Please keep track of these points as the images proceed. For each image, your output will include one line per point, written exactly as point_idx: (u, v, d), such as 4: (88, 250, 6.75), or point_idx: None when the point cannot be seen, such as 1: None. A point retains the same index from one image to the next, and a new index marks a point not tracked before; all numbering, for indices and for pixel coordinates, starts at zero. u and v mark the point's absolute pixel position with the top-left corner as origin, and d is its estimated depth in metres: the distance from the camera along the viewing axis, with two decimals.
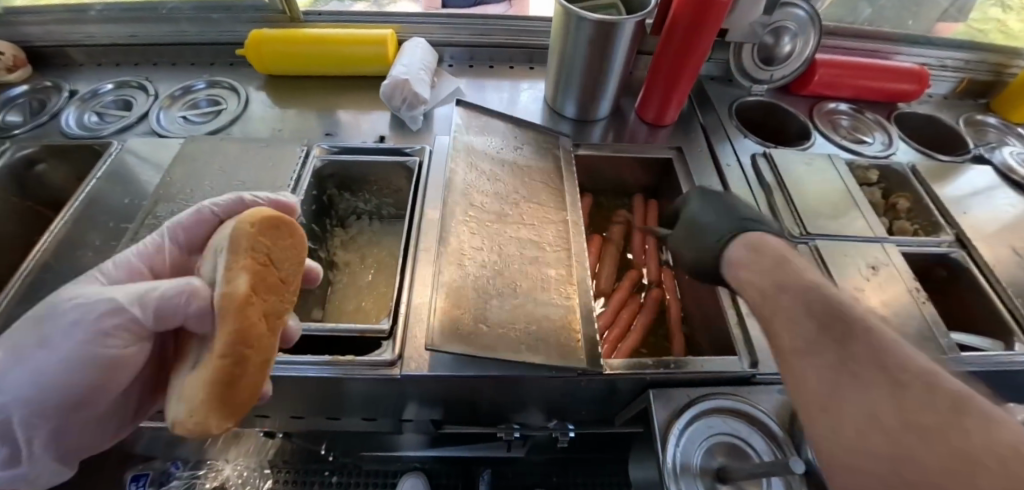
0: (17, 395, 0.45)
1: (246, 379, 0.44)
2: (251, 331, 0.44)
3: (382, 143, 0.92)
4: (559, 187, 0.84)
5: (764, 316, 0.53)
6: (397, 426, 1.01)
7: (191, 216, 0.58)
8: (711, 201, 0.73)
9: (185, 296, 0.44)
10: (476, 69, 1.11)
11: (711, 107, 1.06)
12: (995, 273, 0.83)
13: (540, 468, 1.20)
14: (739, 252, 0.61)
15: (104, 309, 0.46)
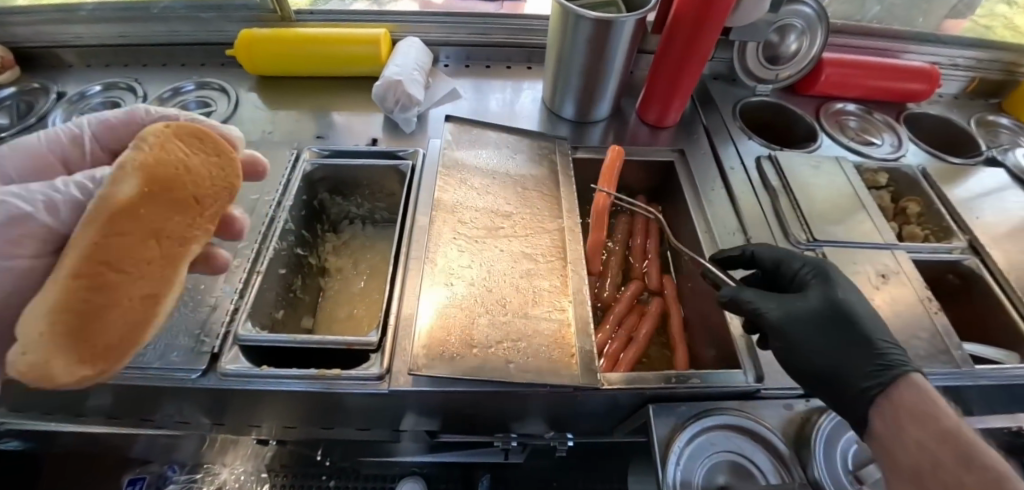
0: None
1: (115, 318, 0.42)
2: (119, 252, 0.43)
3: (374, 146, 0.90)
4: (556, 192, 0.81)
5: (921, 479, 0.46)
6: (394, 435, 0.99)
7: (116, 117, 0.61)
8: (830, 292, 0.62)
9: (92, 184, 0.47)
10: (472, 69, 1.08)
11: (713, 107, 1.03)
12: (1009, 281, 0.80)
13: (540, 473, 1.19)
14: (904, 391, 0.53)
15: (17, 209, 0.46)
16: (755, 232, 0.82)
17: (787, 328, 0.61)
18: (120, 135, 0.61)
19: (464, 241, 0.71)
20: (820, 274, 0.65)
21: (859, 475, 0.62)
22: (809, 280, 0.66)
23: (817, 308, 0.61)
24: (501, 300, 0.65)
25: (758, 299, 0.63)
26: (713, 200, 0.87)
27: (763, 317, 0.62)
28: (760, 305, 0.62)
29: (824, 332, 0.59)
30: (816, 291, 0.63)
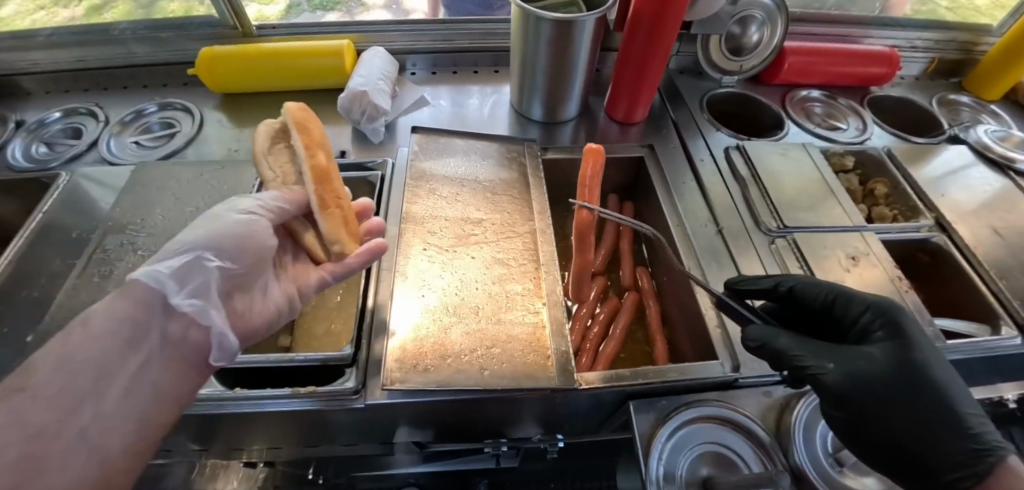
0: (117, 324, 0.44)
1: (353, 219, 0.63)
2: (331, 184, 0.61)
3: (343, 158, 0.89)
4: (526, 194, 0.81)
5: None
6: (384, 448, 0.97)
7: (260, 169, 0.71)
8: (905, 350, 0.55)
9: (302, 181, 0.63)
10: (439, 76, 1.08)
11: (681, 101, 1.04)
12: (976, 256, 0.82)
13: (538, 475, 1.19)
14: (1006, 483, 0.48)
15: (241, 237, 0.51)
16: (726, 222, 0.83)
17: (860, 399, 0.53)
18: None
19: (433, 251, 0.71)
20: (891, 324, 0.58)
21: (839, 457, 0.63)
22: (877, 332, 0.59)
23: (888, 371, 0.54)
24: (474, 307, 0.65)
25: (809, 357, 0.56)
26: (684, 193, 0.88)
27: (827, 382, 0.54)
28: (821, 367, 0.55)
29: (902, 402, 0.53)
30: (887, 349, 0.56)
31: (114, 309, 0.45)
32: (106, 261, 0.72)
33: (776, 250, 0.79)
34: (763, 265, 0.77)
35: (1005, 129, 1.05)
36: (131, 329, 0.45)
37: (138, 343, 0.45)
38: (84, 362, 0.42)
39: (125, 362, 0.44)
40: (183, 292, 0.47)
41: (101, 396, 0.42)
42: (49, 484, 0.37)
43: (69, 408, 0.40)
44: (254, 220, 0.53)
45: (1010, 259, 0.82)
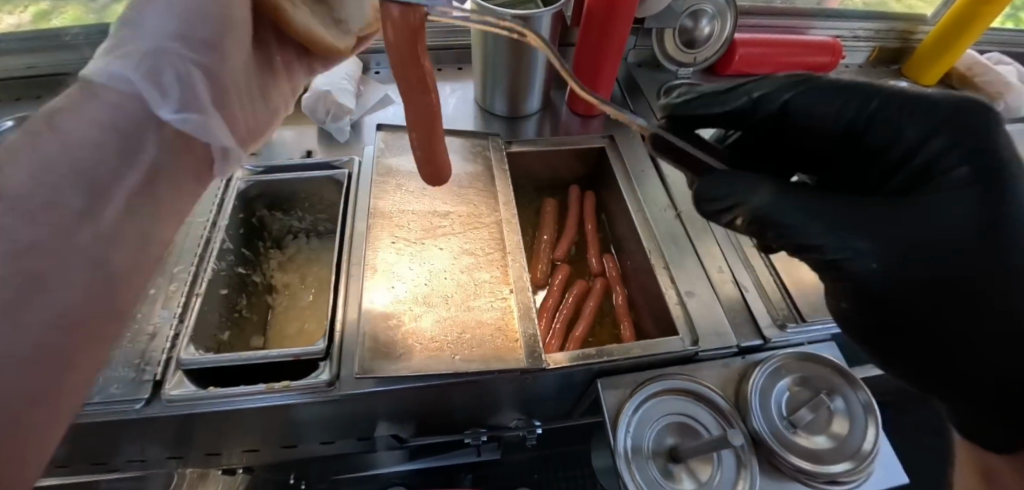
0: (106, 125, 0.38)
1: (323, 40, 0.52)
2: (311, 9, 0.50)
3: (310, 158, 0.89)
4: (492, 186, 0.83)
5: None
6: (363, 446, 0.98)
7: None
8: (988, 201, 0.44)
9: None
10: None
11: (640, 93, 1.08)
12: None
13: (523, 466, 1.23)
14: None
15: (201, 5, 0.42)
16: (685, 208, 0.88)
17: (907, 275, 0.46)
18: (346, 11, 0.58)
19: (402, 243, 0.72)
20: (984, 169, 0.45)
21: (793, 419, 0.66)
22: (949, 171, 0.47)
23: (959, 230, 0.45)
24: (443, 296, 0.67)
25: (841, 236, 0.47)
26: (644, 181, 0.92)
27: (856, 270, 0.48)
28: (847, 250, 0.47)
29: (965, 279, 0.45)
30: (969, 195, 0.45)
31: (83, 115, 0.37)
32: None
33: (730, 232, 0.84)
34: (720, 247, 0.83)
35: None
36: (122, 137, 0.38)
37: (131, 156, 0.39)
38: (65, 170, 0.35)
39: (123, 177, 0.38)
40: (172, 102, 0.40)
41: (95, 218, 0.36)
42: (44, 309, 0.32)
43: (63, 226, 0.34)
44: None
45: None
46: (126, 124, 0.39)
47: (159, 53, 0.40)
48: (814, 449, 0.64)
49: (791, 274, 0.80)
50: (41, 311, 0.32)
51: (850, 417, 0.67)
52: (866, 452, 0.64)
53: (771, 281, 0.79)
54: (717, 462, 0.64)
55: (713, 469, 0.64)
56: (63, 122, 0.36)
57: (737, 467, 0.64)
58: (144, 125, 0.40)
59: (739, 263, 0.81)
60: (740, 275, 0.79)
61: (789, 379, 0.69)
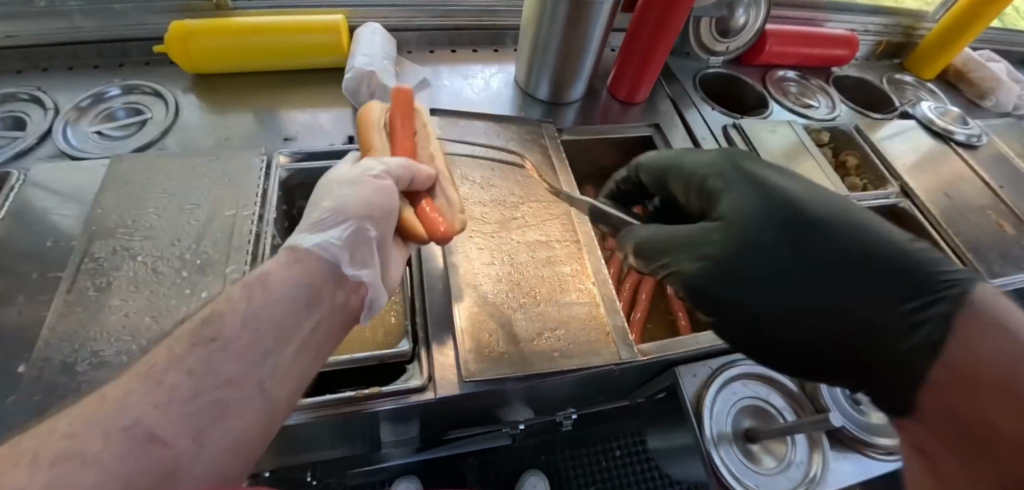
0: (286, 288, 0.46)
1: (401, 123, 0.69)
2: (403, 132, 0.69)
3: (351, 145, 0.86)
4: (554, 176, 0.80)
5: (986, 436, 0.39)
6: (377, 443, 0.95)
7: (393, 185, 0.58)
8: (760, 200, 0.52)
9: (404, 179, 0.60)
10: (437, 54, 1.04)
11: (676, 80, 1.08)
12: (936, 217, 0.95)
13: (529, 449, 1.23)
14: (958, 350, 0.42)
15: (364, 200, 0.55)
16: None
17: (746, 278, 0.49)
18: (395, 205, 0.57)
19: (479, 238, 0.70)
20: (732, 171, 0.56)
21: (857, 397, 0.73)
22: (721, 182, 0.56)
23: (757, 221, 0.50)
24: (531, 291, 0.66)
25: (680, 250, 0.53)
26: None
27: (686, 278, 0.51)
28: (677, 263, 0.52)
29: (801, 269, 0.49)
30: (735, 192, 0.54)
31: (287, 275, 0.47)
32: (101, 271, 0.63)
33: None
34: None
35: (943, 105, 1.21)
36: (306, 292, 0.48)
37: (314, 306, 0.48)
38: (265, 318, 0.44)
39: (298, 324, 0.46)
40: (350, 264, 0.53)
41: (278, 353, 0.44)
42: (230, 428, 0.37)
43: (255, 360, 0.41)
44: (385, 185, 0.57)
45: (958, 218, 0.97)
46: (311, 286, 0.48)
47: (352, 240, 0.53)
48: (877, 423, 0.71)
49: None
50: (226, 433, 0.37)
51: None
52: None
53: None
54: (791, 442, 0.69)
55: (789, 448, 0.69)
56: (272, 279, 0.47)
57: (810, 444, 0.69)
58: (313, 292, 0.48)
59: None
60: None
61: None
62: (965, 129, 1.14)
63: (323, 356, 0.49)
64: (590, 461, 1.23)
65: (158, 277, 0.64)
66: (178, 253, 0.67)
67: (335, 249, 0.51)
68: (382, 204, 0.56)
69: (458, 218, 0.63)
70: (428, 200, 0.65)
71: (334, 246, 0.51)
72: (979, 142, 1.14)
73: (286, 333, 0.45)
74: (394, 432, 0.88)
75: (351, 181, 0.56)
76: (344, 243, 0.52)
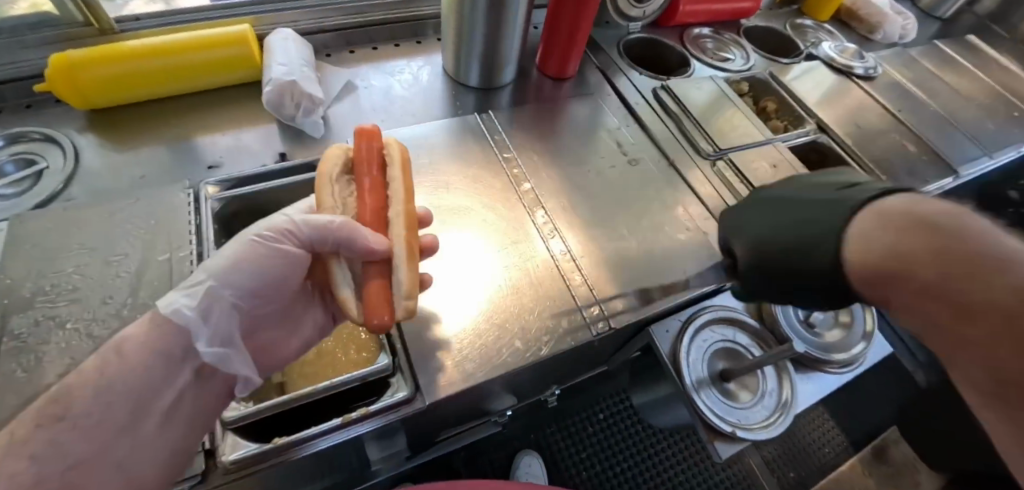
0: (150, 350, 0.49)
1: (371, 195, 0.59)
2: (376, 203, 0.59)
3: (285, 162, 0.81)
4: (499, 167, 0.83)
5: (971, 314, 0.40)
6: (363, 464, 0.92)
7: (284, 242, 0.55)
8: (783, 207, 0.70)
9: (317, 231, 0.54)
10: (358, 54, 0.99)
11: (600, 50, 1.10)
12: (851, 147, 1.05)
13: (517, 432, 1.24)
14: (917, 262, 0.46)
15: (247, 262, 0.54)
16: (673, 153, 0.92)
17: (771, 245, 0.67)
18: (266, 268, 0.55)
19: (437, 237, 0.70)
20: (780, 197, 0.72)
21: (812, 322, 0.80)
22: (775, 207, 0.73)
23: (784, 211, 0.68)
24: None
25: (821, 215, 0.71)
26: (630, 133, 0.94)
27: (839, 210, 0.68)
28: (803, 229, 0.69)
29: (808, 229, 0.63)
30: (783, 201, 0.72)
31: (145, 342, 0.49)
32: (25, 348, 0.56)
33: (719, 171, 0.91)
34: (715, 186, 0.89)
35: (841, 43, 1.31)
36: (163, 365, 0.49)
37: (175, 365, 0.51)
38: (118, 391, 0.46)
39: (157, 399, 0.49)
40: (207, 341, 0.50)
41: (134, 430, 0.47)
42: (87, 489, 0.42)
43: (107, 442, 0.45)
44: (283, 252, 0.55)
45: (869, 144, 1.06)
46: (177, 360, 0.51)
47: (222, 317, 0.52)
48: (832, 341, 0.79)
49: None
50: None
51: (851, 308, 0.83)
52: (869, 332, 0.81)
53: None
54: (761, 375, 0.76)
55: (760, 382, 0.76)
56: (129, 349, 0.48)
57: (778, 373, 0.76)
58: (166, 371, 0.50)
59: (731, 195, 0.89)
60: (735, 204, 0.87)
61: None
62: (862, 63, 1.25)
63: (198, 426, 0.51)
64: (578, 430, 1.26)
65: (97, 341, 0.59)
66: (115, 310, 0.62)
67: (203, 315, 0.50)
68: (251, 266, 0.54)
69: (405, 306, 0.55)
70: (374, 271, 0.55)
71: (207, 319, 0.51)
72: (875, 73, 1.25)
73: (140, 415, 0.47)
74: (381, 448, 0.86)
75: (245, 243, 0.54)
76: (217, 318, 0.52)
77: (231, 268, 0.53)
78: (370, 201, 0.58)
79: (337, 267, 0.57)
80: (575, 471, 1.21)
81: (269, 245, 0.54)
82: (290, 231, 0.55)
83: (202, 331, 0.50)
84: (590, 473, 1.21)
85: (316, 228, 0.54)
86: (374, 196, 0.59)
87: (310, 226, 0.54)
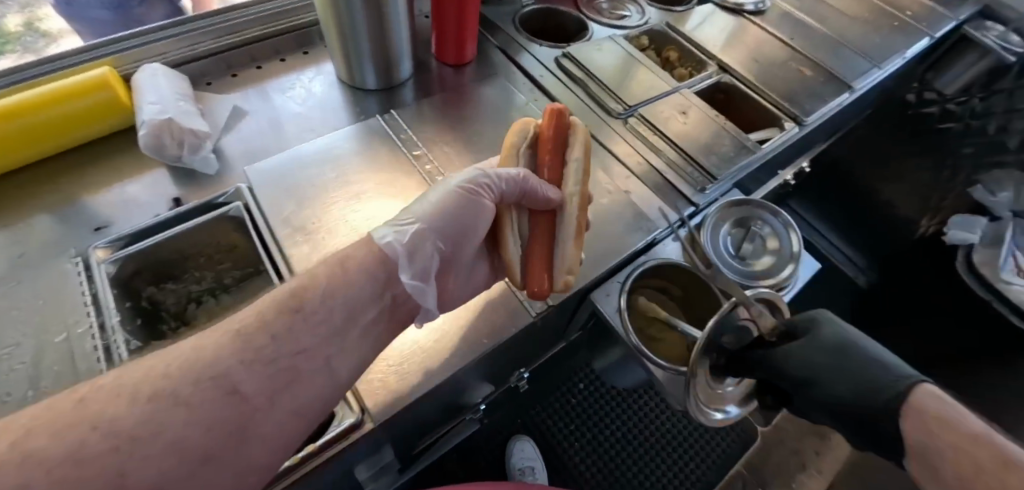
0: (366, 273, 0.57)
1: (551, 163, 0.69)
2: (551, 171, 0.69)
3: (180, 207, 0.75)
4: (411, 165, 0.80)
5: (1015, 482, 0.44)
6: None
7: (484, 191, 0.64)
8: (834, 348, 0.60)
9: (510, 184, 0.63)
10: (242, 76, 0.93)
11: (497, 29, 1.08)
12: (753, 81, 1.08)
13: (505, 420, 1.29)
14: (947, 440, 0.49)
15: (455, 204, 0.63)
16: (585, 120, 0.93)
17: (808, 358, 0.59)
18: (455, 216, 0.63)
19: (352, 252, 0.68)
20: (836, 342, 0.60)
21: (744, 255, 0.82)
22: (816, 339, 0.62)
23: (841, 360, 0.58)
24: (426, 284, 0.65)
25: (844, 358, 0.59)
26: (541, 107, 0.94)
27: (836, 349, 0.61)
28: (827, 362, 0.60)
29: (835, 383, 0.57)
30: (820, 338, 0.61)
31: (366, 263, 0.57)
32: None
33: (632, 128, 0.92)
34: (631, 144, 0.90)
35: None
36: (373, 286, 0.57)
37: (388, 288, 0.58)
38: (327, 315, 0.53)
39: (366, 311, 0.56)
40: (414, 274, 0.58)
41: (342, 335, 0.53)
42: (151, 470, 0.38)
43: (327, 339, 0.52)
44: (479, 202, 0.63)
45: (768, 75, 1.11)
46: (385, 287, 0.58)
47: (430, 249, 0.61)
48: (765, 269, 0.81)
49: (690, 143, 0.91)
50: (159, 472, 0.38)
51: (775, 234, 0.85)
52: (796, 252, 0.83)
53: (676, 157, 0.89)
54: None
55: None
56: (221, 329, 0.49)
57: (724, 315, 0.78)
58: (365, 299, 0.56)
59: (648, 150, 0.90)
60: (652, 158, 0.89)
61: (727, 226, 0.84)
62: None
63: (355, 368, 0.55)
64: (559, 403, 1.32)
65: None
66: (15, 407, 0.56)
67: (405, 253, 0.58)
68: (456, 210, 0.63)
69: (563, 282, 0.65)
70: (546, 224, 0.67)
71: (409, 257, 0.59)
72: (764, 7, 1.30)
73: (343, 329, 0.53)
74: (364, 470, 0.85)
75: (446, 190, 0.63)
76: (421, 257, 0.60)
77: (446, 208, 0.62)
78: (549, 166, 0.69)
79: (510, 224, 0.69)
80: (568, 444, 1.27)
81: (465, 196, 0.63)
82: (486, 186, 0.63)
83: (406, 265, 0.58)
84: (582, 442, 1.28)
85: (509, 185, 0.63)
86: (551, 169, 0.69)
87: (506, 182, 0.63)
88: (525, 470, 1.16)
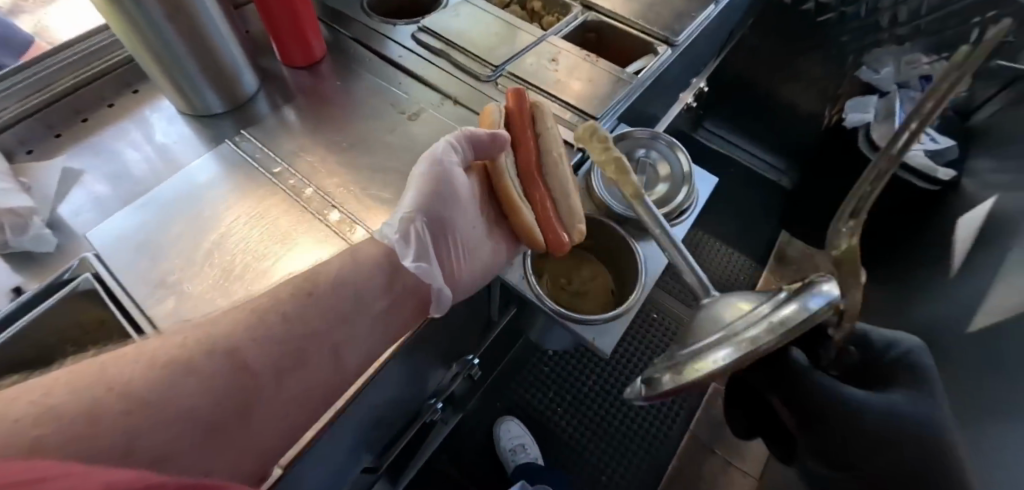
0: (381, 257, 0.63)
1: (517, 120, 0.75)
2: (518, 127, 0.75)
3: (18, 297, 0.64)
4: (276, 185, 0.75)
5: None
6: None
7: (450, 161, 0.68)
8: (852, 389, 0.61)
9: (463, 144, 0.69)
10: (69, 134, 0.82)
11: (346, 17, 1.00)
12: (619, 15, 1.07)
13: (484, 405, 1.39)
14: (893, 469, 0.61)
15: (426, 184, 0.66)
16: (455, 91, 0.89)
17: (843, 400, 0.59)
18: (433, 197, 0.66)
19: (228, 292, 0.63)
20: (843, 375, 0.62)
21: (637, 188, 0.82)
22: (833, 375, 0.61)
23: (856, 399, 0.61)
24: None
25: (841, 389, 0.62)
26: (407, 89, 0.89)
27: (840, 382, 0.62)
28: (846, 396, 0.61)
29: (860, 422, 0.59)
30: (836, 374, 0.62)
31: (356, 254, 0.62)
32: None
33: (503, 89, 0.89)
34: None
35: None
36: (381, 271, 0.62)
37: (392, 275, 0.63)
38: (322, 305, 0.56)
39: (376, 291, 0.61)
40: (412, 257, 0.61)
41: (359, 315, 0.59)
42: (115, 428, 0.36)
43: (347, 317, 0.57)
44: (451, 172, 0.67)
45: (633, 4, 1.10)
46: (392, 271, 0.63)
47: (421, 227, 0.64)
48: (661, 195, 0.82)
49: (564, 90, 0.89)
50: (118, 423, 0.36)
51: (664, 158, 0.85)
52: (686, 171, 0.84)
53: (555, 107, 0.87)
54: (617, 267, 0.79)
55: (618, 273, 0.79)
56: None
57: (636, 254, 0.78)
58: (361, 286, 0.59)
59: None
60: None
61: None
62: None
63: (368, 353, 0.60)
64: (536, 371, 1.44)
65: None
66: None
67: (402, 237, 0.62)
68: (431, 189, 0.66)
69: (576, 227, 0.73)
70: (534, 175, 0.73)
71: (401, 243, 0.61)
72: None
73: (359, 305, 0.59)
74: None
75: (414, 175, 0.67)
76: (418, 238, 0.63)
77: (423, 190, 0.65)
78: (519, 124, 0.75)
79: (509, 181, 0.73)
80: (551, 411, 1.39)
81: (428, 172, 0.66)
82: (439, 156, 0.67)
83: (403, 250, 0.61)
84: (565, 406, 1.40)
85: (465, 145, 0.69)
86: (520, 126, 0.75)
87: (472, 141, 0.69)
88: (516, 448, 1.25)
